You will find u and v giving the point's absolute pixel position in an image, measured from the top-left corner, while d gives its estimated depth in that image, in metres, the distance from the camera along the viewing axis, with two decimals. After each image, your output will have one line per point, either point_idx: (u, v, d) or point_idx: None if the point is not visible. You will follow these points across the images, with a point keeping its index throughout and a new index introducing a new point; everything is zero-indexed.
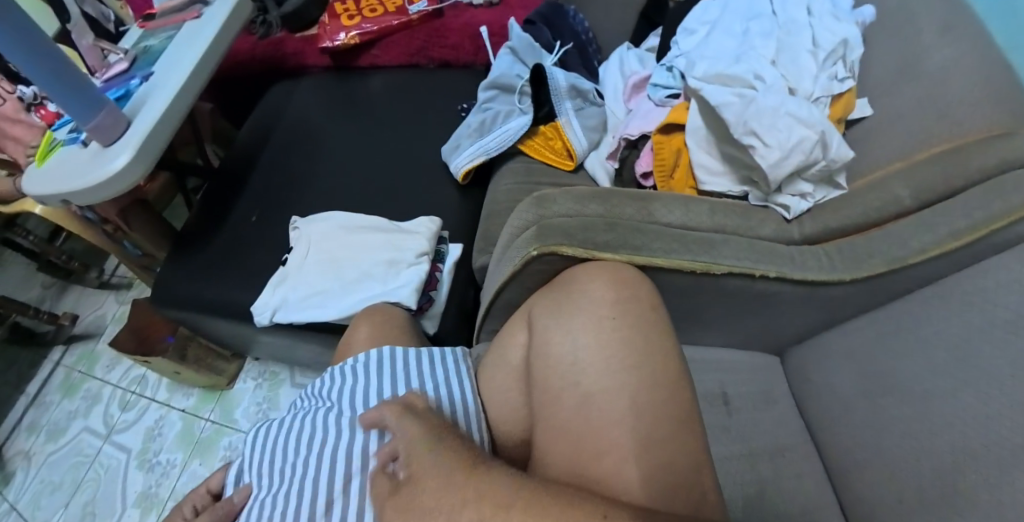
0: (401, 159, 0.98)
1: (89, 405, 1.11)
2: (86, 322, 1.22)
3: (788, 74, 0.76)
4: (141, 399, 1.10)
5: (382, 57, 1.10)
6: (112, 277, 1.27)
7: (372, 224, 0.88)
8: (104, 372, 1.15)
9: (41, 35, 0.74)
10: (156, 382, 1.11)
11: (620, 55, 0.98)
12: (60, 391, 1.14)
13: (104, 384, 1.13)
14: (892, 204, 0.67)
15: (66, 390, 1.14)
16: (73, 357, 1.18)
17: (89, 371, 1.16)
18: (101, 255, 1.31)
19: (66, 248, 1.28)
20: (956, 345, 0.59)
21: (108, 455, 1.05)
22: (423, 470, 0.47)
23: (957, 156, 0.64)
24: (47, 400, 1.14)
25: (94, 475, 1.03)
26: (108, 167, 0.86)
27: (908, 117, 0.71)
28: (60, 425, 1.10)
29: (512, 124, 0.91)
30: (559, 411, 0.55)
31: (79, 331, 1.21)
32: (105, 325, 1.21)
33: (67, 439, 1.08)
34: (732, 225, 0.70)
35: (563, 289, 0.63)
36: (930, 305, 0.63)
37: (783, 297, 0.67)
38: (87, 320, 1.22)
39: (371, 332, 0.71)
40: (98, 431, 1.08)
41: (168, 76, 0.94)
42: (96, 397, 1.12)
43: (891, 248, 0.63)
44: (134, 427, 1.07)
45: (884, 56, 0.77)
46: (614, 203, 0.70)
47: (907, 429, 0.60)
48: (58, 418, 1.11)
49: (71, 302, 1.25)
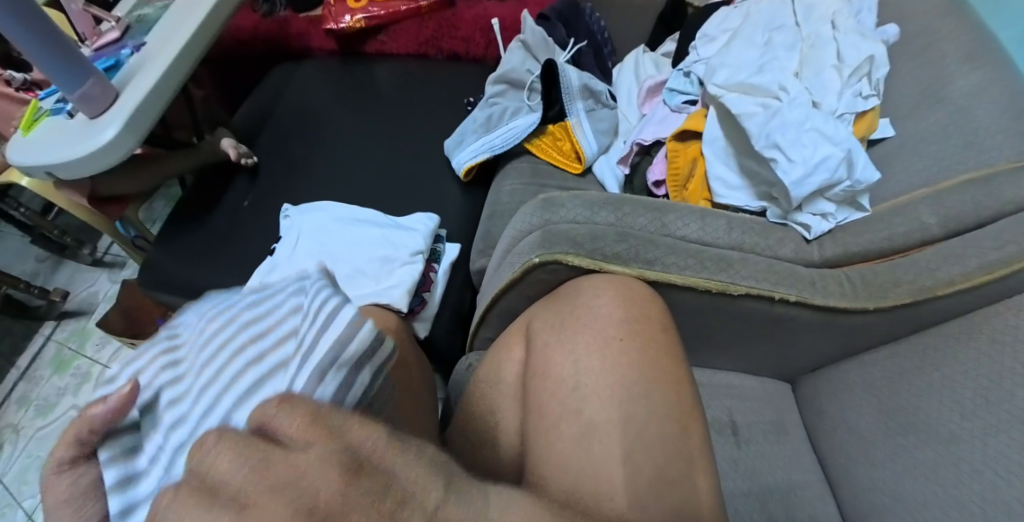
0: (404, 150, 0.94)
1: (79, 383, 1.07)
2: (78, 300, 1.17)
3: (811, 88, 0.72)
4: None
5: (390, 44, 1.06)
6: (105, 255, 1.21)
7: (368, 219, 0.83)
8: (95, 350, 1.10)
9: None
10: None
11: (635, 58, 0.93)
12: (50, 367, 1.10)
13: (94, 363, 1.09)
14: (918, 231, 0.62)
15: (56, 367, 1.10)
16: (64, 333, 1.14)
17: (81, 349, 1.11)
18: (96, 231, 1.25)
19: (60, 223, 1.23)
20: (984, 386, 0.55)
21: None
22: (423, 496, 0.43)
23: (987, 184, 0.60)
24: (37, 375, 1.09)
25: None
26: (94, 140, 0.81)
27: (938, 139, 0.67)
28: (49, 401, 1.06)
29: (520, 121, 0.88)
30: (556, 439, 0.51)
31: (71, 308, 1.16)
32: (98, 304, 1.16)
33: (58, 414, 1.05)
34: (750, 243, 0.66)
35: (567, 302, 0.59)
36: (957, 342, 0.59)
37: (803, 324, 0.64)
38: (80, 297, 1.17)
39: None
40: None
41: (162, 47, 0.90)
42: (87, 376, 1.08)
43: (919, 277, 0.59)
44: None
45: (910, 74, 0.73)
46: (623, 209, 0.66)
47: (933, 472, 0.57)
48: (47, 393, 1.07)
49: (63, 279, 1.20)
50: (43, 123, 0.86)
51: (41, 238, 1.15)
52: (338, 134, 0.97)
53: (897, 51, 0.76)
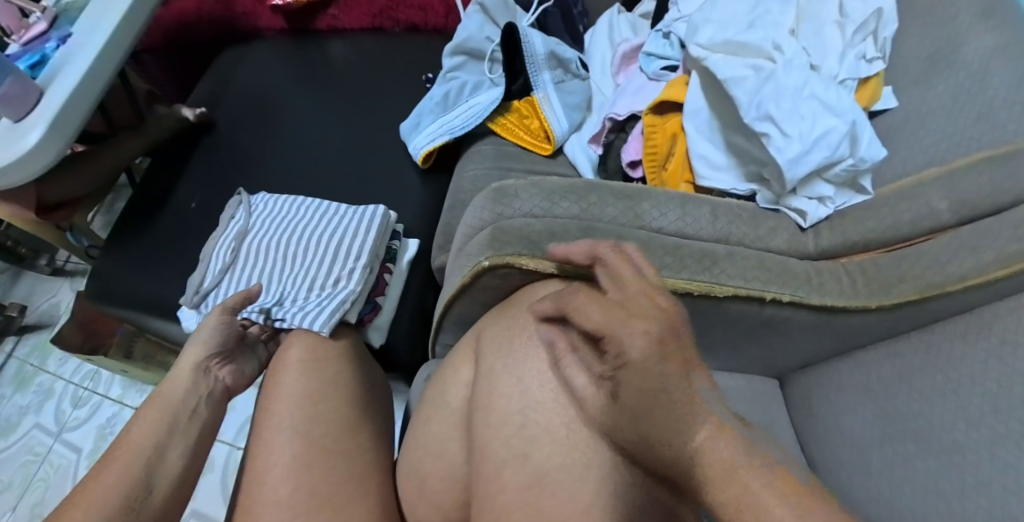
0: (360, 137, 0.86)
1: (42, 401, 1.07)
2: (39, 312, 1.15)
3: (810, 48, 0.62)
4: (95, 395, 1.06)
5: (342, 18, 0.96)
6: (65, 264, 1.19)
7: (324, 213, 0.77)
8: (58, 366, 1.10)
9: None
10: (110, 378, 1.07)
11: (610, 18, 0.83)
12: (12, 384, 1.09)
13: (57, 378, 1.09)
14: (927, 217, 0.54)
15: (18, 384, 1.09)
16: (25, 349, 1.12)
17: (43, 364, 1.11)
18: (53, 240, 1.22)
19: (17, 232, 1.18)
20: (994, 391, 0.48)
21: (59, 456, 1.02)
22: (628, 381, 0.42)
23: (1007, 162, 0.52)
24: None
25: (44, 475, 1.01)
26: (18, 146, 0.75)
27: (951, 104, 0.58)
28: (11, 421, 1.06)
29: (481, 97, 0.80)
30: (503, 484, 0.46)
31: (32, 321, 1.14)
32: (59, 315, 1.14)
33: (19, 435, 1.05)
34: (740, 235, 0.58)
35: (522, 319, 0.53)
36: (966, 341, 0.51)
37: (794, 324, 0.56)
38: (41, 309, 1.15)
39: (303, 356, 0.62)
40: (50, 428, 1.04)
41: (89, 39, 0.82)
42: (49, 392, 1.08)
43: (926, 269, 0.52)
44: (88, 425, 1.04)
45: (920, 31, 0.63)
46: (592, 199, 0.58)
47: (931, 485, 0.51)
48: (9, 412, 1.07)
49: (24, 290, 1.18)
50: None
51: None
52: (289, 124, 0.89)
53: (905, 4, 0.66)
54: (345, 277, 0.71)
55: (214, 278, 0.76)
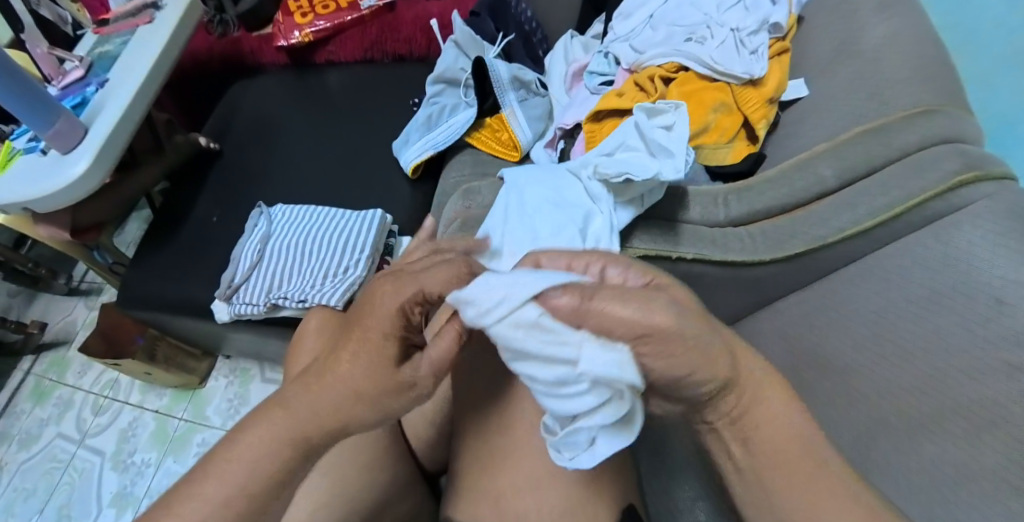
0: (359, 152, 1.00)
1: (62, 411, 1.16)
2: (56, 330, 1.24)
3: (716, 59, 0.75)
4: (114, 403, 1.15)
5: (338, 54, 1.10)
6: (81, 283, 1.29)
7: (330, 216, 0.91)
8: (76, 378, 1.19)
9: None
10: (128, 386, 1.16)
11: (564, 44, 0.96)
12: (31, 399, 1.18)
13: (75, 389, 1.17)
14: (815, 184, 0.67)
15: (37, 398, 1.18)
16: (43, 365, 1.21)
17: (61, 378, 1.19)
18: (67, 259, 1.31)
19: (33, 255, 1.27)
20: (875, 321, 0.64)
21: (84, 459, 1.10)
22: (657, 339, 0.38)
23: (881, 133, 0.64)
24: (19, 409, 1.17)
25: (69, 479, 1.09)
26: (69, 173, 0.90)
27: (843, 96, 0.70)
28: (32, 433, 1.14)
29: (459, 116, 0.94)
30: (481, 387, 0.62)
31: (48, 339, 1.23)
32: (76, 331, 1.23)
33: (40, 446, 1.13)
34: (655, 210, 0.71)
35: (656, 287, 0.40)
36: (854, 284, 0.67)
37: (709, 278, 0.71)
38: (57, 327, 1.24)
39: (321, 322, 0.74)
40: (72, 436, 1.13)
41: (123, 82, 0.97)
42: (69, 403, 1.16)
43: (812, 229, 0.66)
44: (109, 429, 1.12)
45: (825, 33, 0.75)
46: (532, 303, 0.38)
47: (830, 401, 0.66)
48: (29, 425, 1.15)
49: (40, 309, 1.26)
50: (18, 161, 0.94)
51: (15, 272, 1.18)
52: (296, 141, 1.02)
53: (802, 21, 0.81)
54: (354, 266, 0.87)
55: (243, 274, 0.90)
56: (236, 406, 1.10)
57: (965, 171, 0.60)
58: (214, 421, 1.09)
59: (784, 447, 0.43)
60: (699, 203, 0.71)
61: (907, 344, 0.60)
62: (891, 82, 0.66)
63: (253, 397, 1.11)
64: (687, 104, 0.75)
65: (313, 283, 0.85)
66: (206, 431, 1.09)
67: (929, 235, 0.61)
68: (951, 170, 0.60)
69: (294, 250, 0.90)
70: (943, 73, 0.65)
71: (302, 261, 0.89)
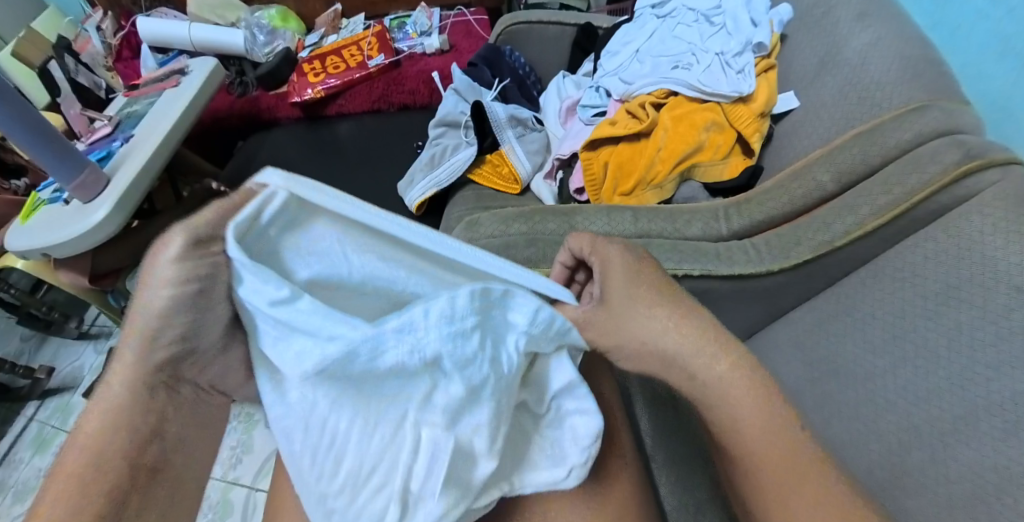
0: (366, 193, 1.03)
1: None
2: (63, 375, 1.24)
3: (706, 83, 0.77)
4: None
5: (347, 105, 1.15)
6: (91, 327, 1.30)
7: None
8: None
9: (29, 108, 0.83)
10: None
11: (557, 83, 1.00)
12: (31, 447, 1.16)
13: None
14: (816, 190, 0.66)
15: (37, 446, 1.16)
16: (47, 411, 1.20)
17: (63, 425, 1.18)
18: (83, 305, 1.33)
19: (48, 300, 1.30)
20: (892, 322, 0.60)
21: None
22: (617, 298, 0.48)
23: (874, 134, 0.64)
24: (18, 458, 1.15)
25: None
26: (89, 220, 0.93)
27: (834, 103, 0.71)
28: (28, 485, 1.12)
29: (460, 156, 0.95)
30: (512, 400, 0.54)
31: (55, 384, 1.23)
32: (82, 376, 1.23)
33: None
34: (657, 229, 0.70)
35: (612, 336, 0.48)
36: (865, 285, 0.64)
37: (715, 294, 0.69)
38: (64, 372, 1.24)
39: None
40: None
41: (147, 138, 1.03)
42: None
43: (817, 233, 0.64)
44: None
45: (807, 47, 0.76)
46: (401, 322, 0.34)
47: (854, 412, 0.61)
48: (27, 476, 1.13)
49: (49, 354, 1.27)
50: (41, 210, 0.98)
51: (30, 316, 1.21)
52: None
53: None
54: None
55: None
56: (238, 454, 1.07)
57: (968, 159, 0.58)
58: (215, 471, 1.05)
59: (772, 452, 0.44)
60: (700, 219, 0.70)
61: (926, 343, 0.57)
62: (877, 85, 0.67)
63: (256, 444, 1.08)
64: (677, 129, 0.76)
65: None
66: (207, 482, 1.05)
67: (939, 230, 0.59)
68: (952, 162, 0.59)
69: None
70: (933, 69, 0.65)
71: None
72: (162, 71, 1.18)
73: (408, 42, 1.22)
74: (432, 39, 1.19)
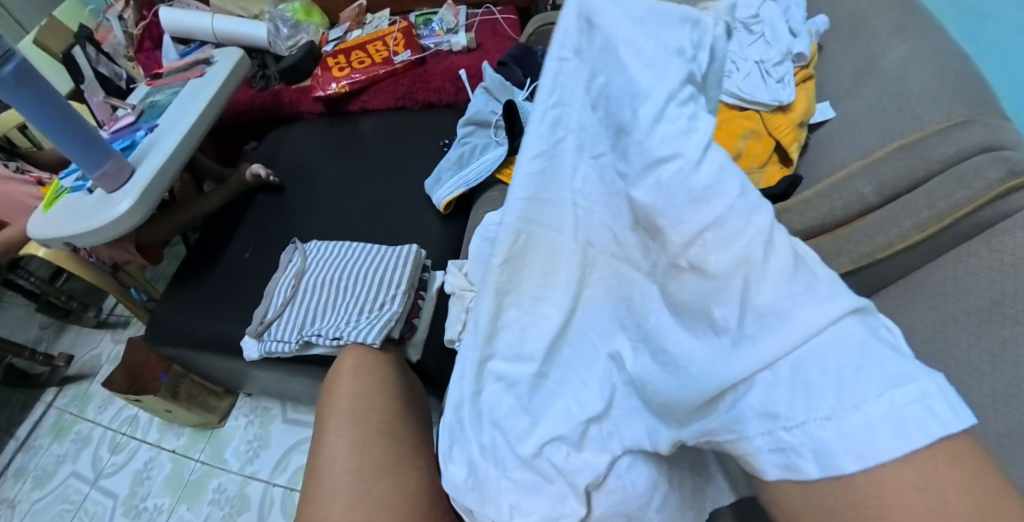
0: (392, 190, 1.02)
1: (78, 449, 1.13)
2: (81, 363, 1.23)
3: (744, 90, 0.78)
4: (132, 441, 1.11)
5: (372, 102, 1.15)
6: (109, 316, 1.29)
7: (360, 248, 0.90)
8: (95, 413, 1.16)
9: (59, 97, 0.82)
10: (147, 422, 1.13)
11: None
12: (49, 434, 1.16)
13: (94, 425, 1.15)
14: (857, 202, 0.66)
15: (55, 433, 1.16)
16: (65, 399, 1.19)
17: (81, 413, 1.17)
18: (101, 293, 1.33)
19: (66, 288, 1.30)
20: (933, 336, 0.60)
21: (95, 502, 1.06)
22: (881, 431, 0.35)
23: (916, 147, 0.64)
24: (36, 444, 1.15)
25: None
26: (112, 211, 0.92)
27: (872, 115, 0.71)
28: (48, 471, 1.12)
29: (489, 155, 0.93)
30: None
31: (73, 372, 1.22)
32: (99, 365, 1.22)
33: (54, 484, 1.10)
34: None
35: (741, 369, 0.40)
36: (906, 298, 0.64)
37: None
38: (82, 360, 1.24)
39: (356, 363, 0.72)
40: (86, 475, 1.09)
41: (173, 129, 1.02)
42: (86, 440, 1.13)
43: (862, 244, 0.64)
44: (123, 470, 1.08)
45: (844, 58, 0.77)
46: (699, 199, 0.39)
47: None
48: (45, 463, 1.13)
49: (67, 341, 1.27)
50: (64, 199, 0.98)
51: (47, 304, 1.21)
52: (329, 186, 1.06)
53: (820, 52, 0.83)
54: (387, 302, 0.81)
55: (276, 310, 0.88)
56: (255, 448, 1.06)
57: (1012, 176, 0.58)
58: (232, 465, 1.05)
59: None
60: None
61: (971, 358, 0.56)
62: (917, 98, 0.67)
63: (273, 440, 1.06)
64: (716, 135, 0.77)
65: (343, 316, 0.81)
66: (223, 475, 1.04)
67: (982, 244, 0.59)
68: (996, 178, 0.58)
69: (319, 277, 0.88)
70: (976, 84, 0.66)
71: (326, 290, 0.86)
72: (186, 61, 1.17)
73: (433, 39, 1.21)
74: (458, 36, 1.19)
